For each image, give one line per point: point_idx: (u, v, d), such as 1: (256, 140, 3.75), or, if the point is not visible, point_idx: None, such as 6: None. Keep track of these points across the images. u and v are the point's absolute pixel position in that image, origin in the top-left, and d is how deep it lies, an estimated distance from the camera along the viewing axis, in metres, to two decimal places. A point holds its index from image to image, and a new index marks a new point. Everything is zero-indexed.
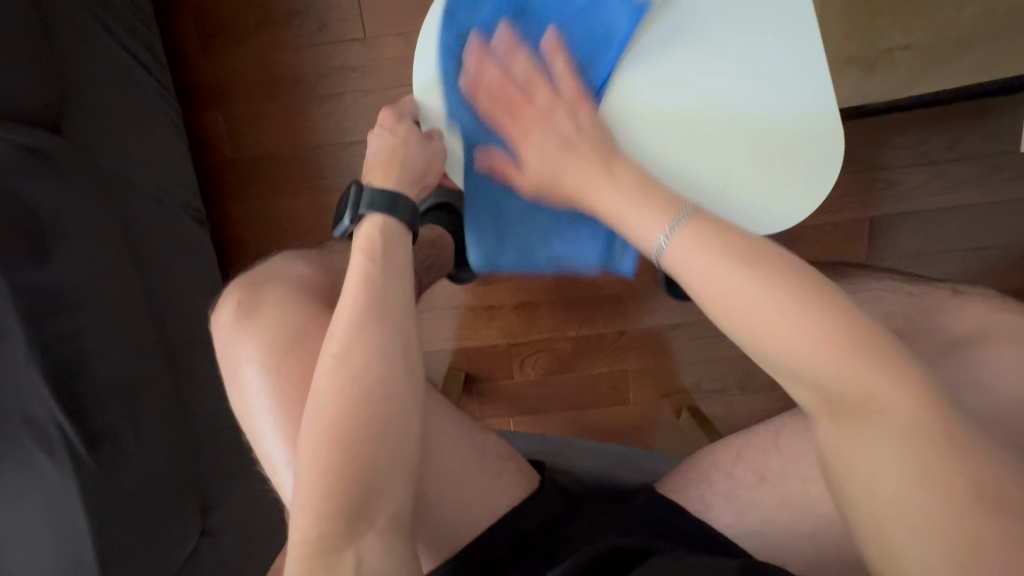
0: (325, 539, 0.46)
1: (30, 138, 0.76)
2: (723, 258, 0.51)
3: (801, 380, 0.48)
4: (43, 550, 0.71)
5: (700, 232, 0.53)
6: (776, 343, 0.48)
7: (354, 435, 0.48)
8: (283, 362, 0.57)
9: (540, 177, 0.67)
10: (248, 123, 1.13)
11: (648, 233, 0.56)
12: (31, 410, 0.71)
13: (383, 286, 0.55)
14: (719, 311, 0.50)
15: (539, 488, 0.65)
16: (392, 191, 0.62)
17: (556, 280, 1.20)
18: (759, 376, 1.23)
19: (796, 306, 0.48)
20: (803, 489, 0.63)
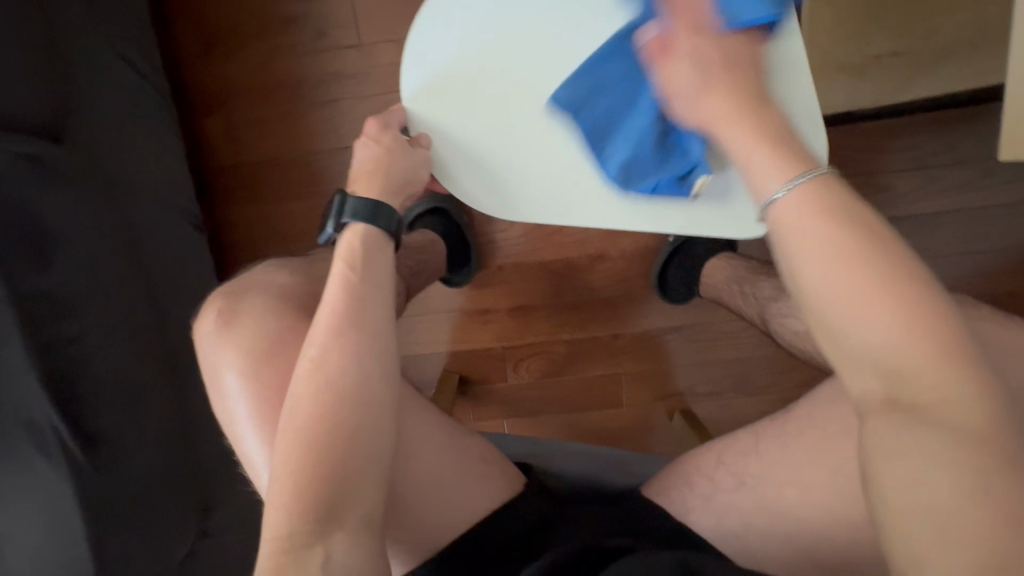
0: (294, 536, 0.46)
1: (32, 148, 0.77)
2: (831, 225, 0.46)
3: (874, 366, 0.44)
4: (40, 549, 0.72)
5: (816, 193, 0.48)
6: (860, 317, 0.44)
7: (326, 439, 0.49)
8: (263, 368, 0.58)
9: (674, 87, 0.60)
10: (245, 130, 1.15)
11: (766, 181, 0.52)
12: (32, 414, 0.72)
13: (362, 294, 0.56)
14: (820, 272, 0.46)
15: (521, 491, 0.66)
16: (376, 201, 0.61)
17: (549, 284, 1.21)
18: (752, 380, 1.24)
19: (913, 285, 0.43)
20: (780, 493, 0.64)
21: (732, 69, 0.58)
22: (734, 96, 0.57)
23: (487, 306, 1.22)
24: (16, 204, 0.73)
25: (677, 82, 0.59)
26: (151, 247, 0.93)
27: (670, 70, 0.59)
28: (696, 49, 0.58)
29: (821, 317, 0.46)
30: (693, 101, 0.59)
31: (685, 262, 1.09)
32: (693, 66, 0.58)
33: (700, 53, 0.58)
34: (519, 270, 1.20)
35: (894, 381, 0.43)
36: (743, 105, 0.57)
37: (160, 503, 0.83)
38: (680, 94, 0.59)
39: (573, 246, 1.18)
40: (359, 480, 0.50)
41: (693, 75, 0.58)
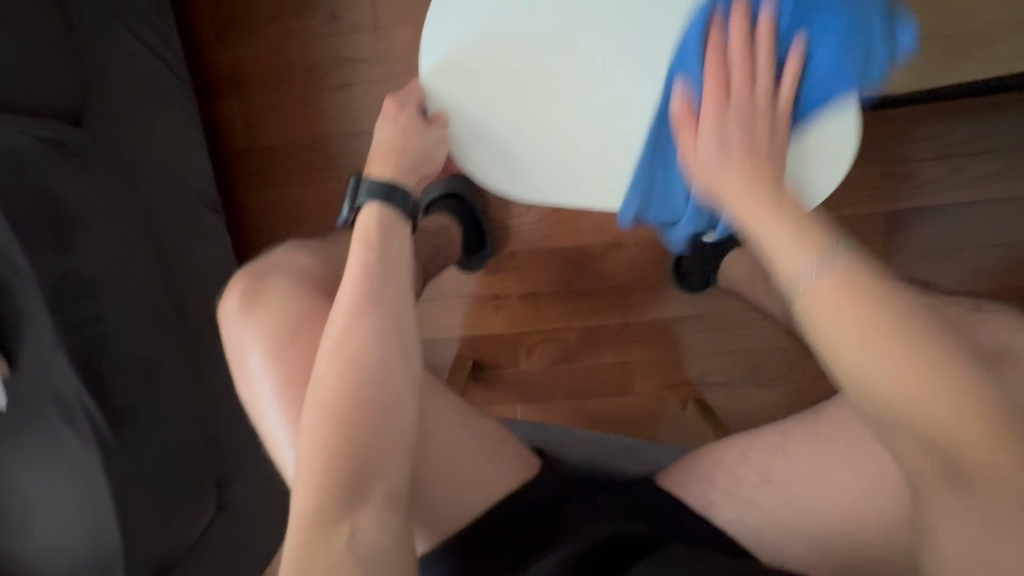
0: (323, 510, 0.47)
1: (58, 133, 0.79)
2: (861, 316, 0.44)
3: (928, 450, 0.44)
4: (71, 515, 0.77)
5: (849, 279, 0.46)
6: (907, 408, 0.43)
7: (351, 415, 0.50)
8: (286, 348, 0.60)
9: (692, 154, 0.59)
10: (261, 113, 1.15)
11: (795, 262, 0.49)
12: (60, 390, 0.76)
13: (382, 274, 0.57)
14: (855, 360, 0.45)
15: (539, 475, 0.67)
16: (390, 183, 0.64)
17: (562, 271, 1.20)
18: (764, 370, 1.23)
19: (950, 369, 0.42)
20: (806, 493, 0.65)
21: (752, 149, 0.57)
22: (749, 167, 0.57)
23: (499, 292, 1.22)
24: (39, 191, 0.76)
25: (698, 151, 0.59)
26: (175, 231, 0.94)
27: (694, 138, 0.59)
28: (724, 128, 0.58)
29: (858, 403, 0.46)
30: (711, 168, 0.58)
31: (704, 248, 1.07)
32: (716, 144, 0.58)
33: (725, 135, 0.58)
34: (532, 256, 1.20)
35: (948, 459, 0.43)
36: (759, 179, 0.56)
37: (181, 478, 0.85)
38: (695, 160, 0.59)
39: (587, 232, 1.18)
40: (382, 457, 0.51)
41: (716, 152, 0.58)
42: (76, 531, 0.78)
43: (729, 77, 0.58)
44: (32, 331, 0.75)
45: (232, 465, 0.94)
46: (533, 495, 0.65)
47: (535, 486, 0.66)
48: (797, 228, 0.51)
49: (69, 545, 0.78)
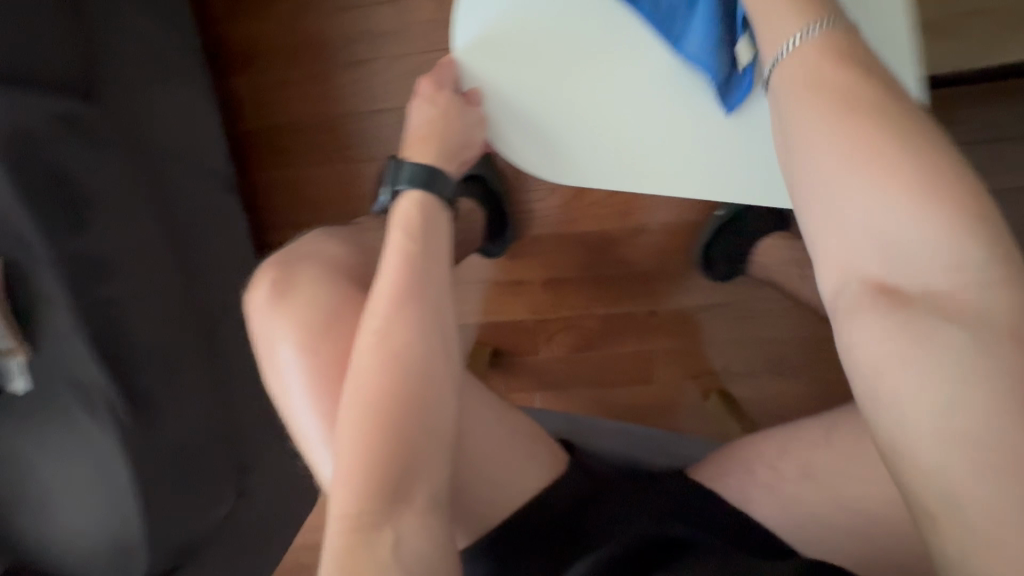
0: (366, 513, 0.46)
1: (65, 106, 0.75)
2: (835, 100, 0.47)
3: (873, 239, 0.44)
4: (91, 500, 0.77)
5: (835, 45, 0.49)
6: (857, 183, 0.45)
7: (391, 411, 0.49)
8: (317, 341, 0.58)
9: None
10: (276, 91, 1.12)
11: (776, 34, 0.51)
12: (79, 375, 0.74)
13: (422, 266, 0.57)
14: (815, 118, 0.48)
15: (566, 472, 0.65)
16: (430, 167, 0.66)
17: (584, 257, 1.17)
18: (791, 361, 1.19)
19: (915, 147, 0.44)
20: (862, 492, 0.61)
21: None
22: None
23: (520, 278, 1.19)
24: (55, 169, 0.73)
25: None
26: (191, 212, 0.91)
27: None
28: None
29: (806, 177, 0.48)
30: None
31: (740, 236, 1.02)
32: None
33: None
34: (555, 242, 1.16)
35: (890, 244, 0.44)
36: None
37: (202, 463, 0.83)
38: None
39: (612, 217, 1.14)
40: (423, 455, 0.49)
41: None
42: (96, 516, 0.77)
43: None
44: (50, 315, 0.74)
45: (254, 449, 0.93)
46: (565, 493, 0.64)
47: (563, 484, 0.64)
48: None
49: (91, 530, 0.77)
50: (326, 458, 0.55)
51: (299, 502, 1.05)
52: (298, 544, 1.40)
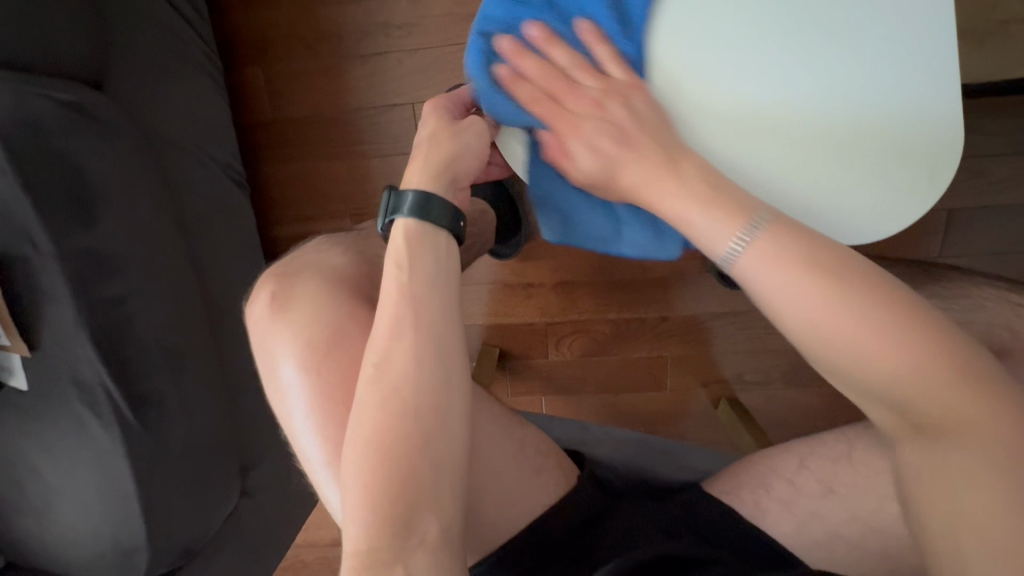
0: (377, 553, 0.45)
1: (73, 94, 0.72)
2: (804, 271, 0.44)
3: (888, 404, 0.43)
4: (94, 503, 0.75)
5: (778, 235, 0.46)
6: (855, 361, 0.43)
7: (398, 448, 0.47)
8: (320, 361, 0.55)
9: (591, 177, 0.58)
10: (286, 85, 1.09)
11: (715, 240, 0.48)
12: (81, 373, 0.72)
13: (421, 296, 0.52)
14: (792, 317, 0.45)
15: (575, 488, 0.64)
16: (429, 193, 0.56)
17: (597, 261, 1.15)
18: (806, 370, 1.17)
19: (885, 314, 0.42)
20: (878, 508, 0.59)
21: (625, 142, 0.55)
22: (654, 165, 0.53)
23: (531, 281, 1.17)
24: (61, 159, 0.70)
25: (590, 168, 0.58)
26: (200, 208, 0.89)
27: (572, 155, 0.58)
28: (589, 134, 0.57)
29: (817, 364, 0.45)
30: (610, 179, 0.56)
31: None
32: (591, 155, 0.57)
33: (596, 137, 0.56)
34: (566, 244, 1.14)
35: (903, 405, 0.43)
36: (669, 176, 0.52)
37: (208, 464, 0.82)
38: (594, 180, 0.58)
39: None
40: (432, 489, 0.47)
41: (598, 153, 0.56)
42: (98, 518, 0.75)
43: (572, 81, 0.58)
44: (52, 312, 0.71)
45: (257, 451, 0.92)
46: (571, 512, 0.62)
47: (571, 502, 0.62)
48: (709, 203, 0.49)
49: (90, 530, 0.76)
50: (329, 481, 0.54)
51: (304, 504, 1.05)
52: (299, 541, 1.40)
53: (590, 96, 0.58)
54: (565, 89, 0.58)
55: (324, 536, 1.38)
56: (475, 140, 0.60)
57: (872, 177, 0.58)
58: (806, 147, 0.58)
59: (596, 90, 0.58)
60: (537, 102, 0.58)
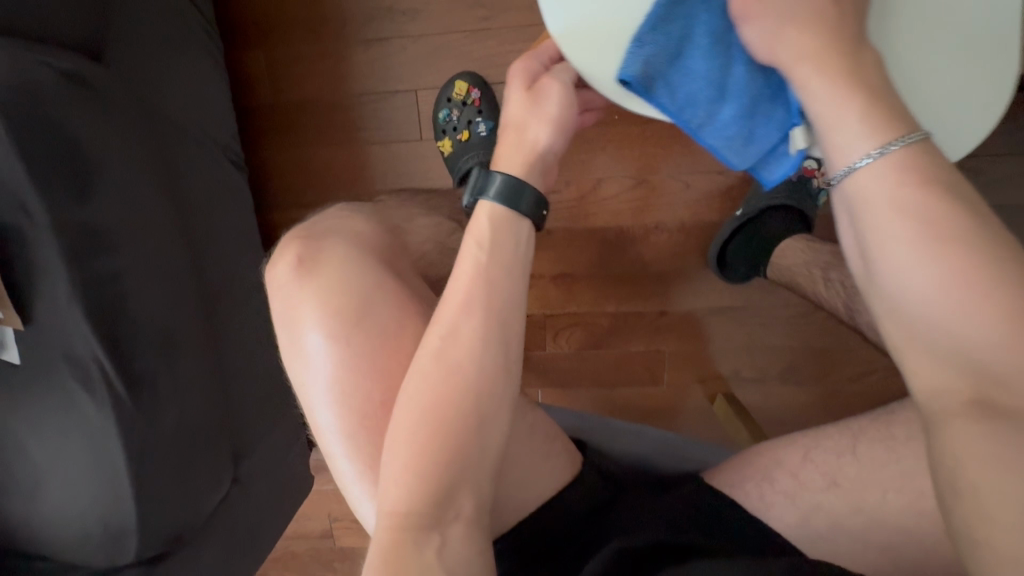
0: (414, 517, 0.46)
1: (69, 64, 0.71)
2: (927, 203, 0.40)
3: (957, 366, 0.38)
4: (85, 480, 0.74)
5: (923, 164, 0.41)
6: (944, 305, 0.38)
7: (451, 422, 0.48)
8: (351, 332, 0.55)
9: (751, 15, 0.49)
10: (289, 67, 1.08)
11: (850, 140, 0.43)
12: (73, 348, 0.71)
13: (495, 279, 0.52)
14: (898, 246, 0.40)
15: (579, 477, 0.63)
16: (519, 179, 0.54)
17: (599, 254, 1.14)
18: (802, 367, 1.17)
19: (1005, 274, 0.37)
20: (881, 500, 0.59)
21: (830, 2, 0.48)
22: (827, 33, 0.47)
23: (531, 271, 1.17)
24: (52, 129, 0.68)
25: (760, 7, 0.48)
26: (198, 187, 0.87)
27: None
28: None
29: (891, 299, 0.41)
30: (780, 25, 0.48)
31: (754, 233, 1.02)
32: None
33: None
34: (568, 235, 1.13)
35: (983, 382, 0.37)
36: (844, 43, 0.46)
37: (198, 447, 0.80)
38: (761, 18, 0.48)
39: (628, 214, 1.11)
40: (472, 466, 0.49)
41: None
42: (87, 496, 0.74)
43: None
44: (43, 285, 0.70)
45: (248, 437, 0.91)
46: (574, 502, 0.61)
47: (573, 493, 0.62)
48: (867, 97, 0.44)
49: (79, 510, 0.75)
50: (341, 448, 0.54)
51: (294, 491, 1.05)
52: (289, 533, 1.38)
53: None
54: None
55: (313, 528, 1.37)
56: (559, 114, 0.56)
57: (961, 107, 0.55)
58: (936, 49, 0.54)
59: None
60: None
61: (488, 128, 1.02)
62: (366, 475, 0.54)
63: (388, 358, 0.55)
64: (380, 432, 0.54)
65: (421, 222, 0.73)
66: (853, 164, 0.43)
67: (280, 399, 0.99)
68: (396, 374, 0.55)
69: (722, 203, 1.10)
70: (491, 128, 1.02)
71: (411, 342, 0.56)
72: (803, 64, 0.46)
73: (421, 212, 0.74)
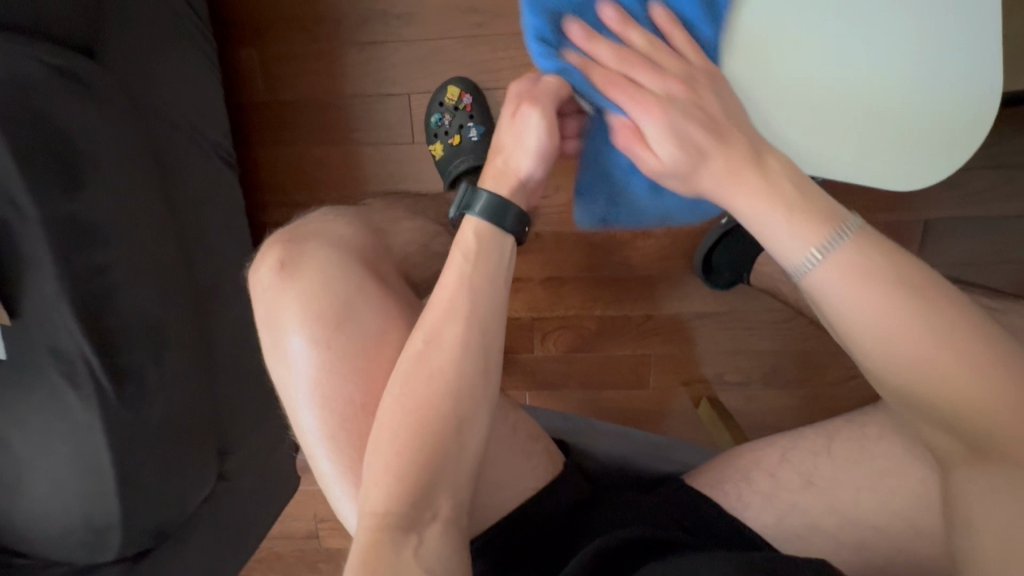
0: (394, 517, 0.47)
1: (64, 60, 0.71)
2: (875, 293, 0.44)
3: (943, 421, 0.45)
4: (68, 477, 0.73)
5: (858, 248, 0.45)
6: (922, 381, 0.44)
7: (431, 425, 0.49)
8: (331, 335, 0.56)
9: (656, 170, 0.51)
10: (283, 68, 1.09)
11: (789, 249, 0.46)
12: (60, 344, 0.71)
13: (482, 288, 0.53)
14: (866, 339, 0.45)
15: (561, 477, 0.64)
16: (495, 194, 0.55)
17: (587, 258, 1.16)
18: (784, 372, 1.20)
19: (956, 334, 0.43)
20: (854, 500, 0.60)
21: (712, 132, 0.50)
22: (731, 160, 0.49)
23: (520, 274, 1.18)
24: (45, 123, 0.68)
25: (662, 163, 0.50)
26: (188, 186, 0.87)
27: (646, 147, 0.51)
28: (672, 123, 0.49)
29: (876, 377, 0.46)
30: (687, 173, 0.50)
31: (739, 238, 1.03)
32: (672, 143, 0.49)
33: (674, 127, 0.49)
34: (556, 240, 1.15)
35: (965, 430, 0.44)
36: (747, 168, 0.48)
37: (184, 445, 0.80)
38: (667, 170, 0.50)
39: None
40: (452, 467, 0.50)
41: (674, 149, 0.49)
42: (70, 492, 0.74)
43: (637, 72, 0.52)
44: (30, 278, 0.69)
45: (234, 436, 0.91)
46: (555, 500, 0.62)
47: (556, 492, 0.63)
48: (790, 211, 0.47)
49: (62, 507, 0.74)
50: (325, 450, 0.55)
51: (280, 488, 1.06)
52: (272, 533, 1.38)
53: (670, 83, 0.52)
54: (640, 69, 0.52)
55: (298, 529, 1.36)
56: (537, 138, 0.55)
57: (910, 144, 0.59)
58: (882, 118, 0.60)
59: (676, 79, 0.52)
60: (604, 79, 0.53)
61: (479, 133, 1.03)
62: (346, 476, 0.54)
63: (365, 361, 0.55)
64: (357, 434, 0.54)
65: (405, 224, 0.72)
66: (804, 270, 0.46)
67: (267, 398, 0.99)
68: (374, 377, 0.55)
69: None
70: (481, 133, 1.04)
71: (391, 349, 0.56)
72: (728, 192, 0.49)
73: (408, 214, 0.75)
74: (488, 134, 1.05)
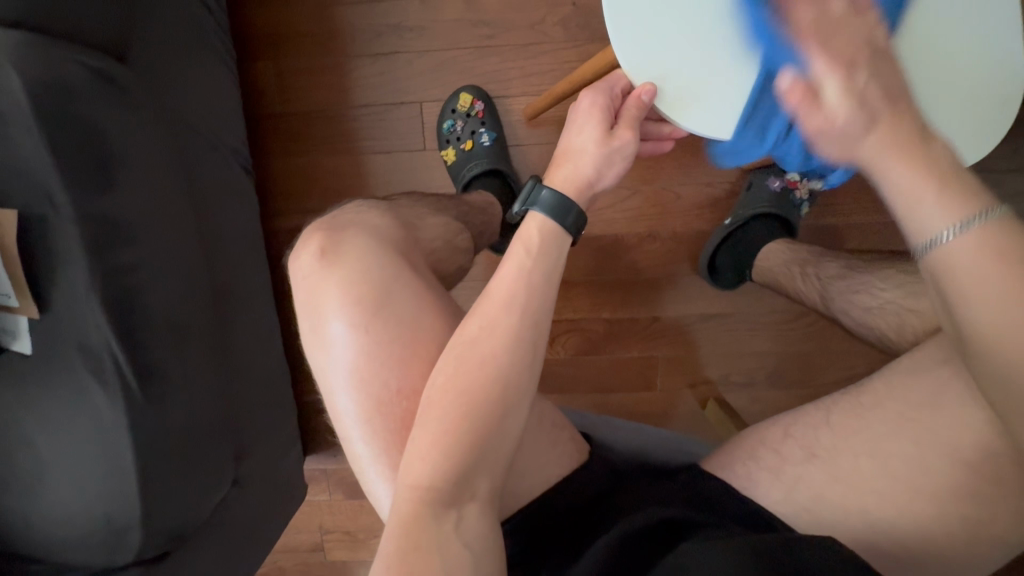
0: (438, 493, 0.49)
1: (102, 63, 0.73)
2: (1007, 276, 0.45)
3: None
4: (90, 479, 0.73)
5: (997, 235, 0.46)
6: None
7: (479, 409, 0.51)
8: (371, 320, 0.58)
9: (829, 131, 0.54)
10: (297, 79, 1.11)
11: (924, 217, 0.49)
12: (90, 340, 0.71)
13: (535, 283, 0.55)
14: (988, 320, 0.45)
15: (585, 463, 0.66)
16: (567, 199, 0.59)
17: (594, 262, 1.19)
18: (787, 371, 1.22)
19: None
20: (856, 466, 0.62)
21: (888, 103, 0.53)
22: (898, 132, 0.52)
23: None
24: (83, 124, 0.70)
25: (833, 122, 0.54)
26: (211, 189, 0.88)
27: (820, 111, 0.54)
28: (851, 88, 0.53)
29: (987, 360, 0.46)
30: (849, 136, 0.53)
31: (739, 241, 1.10)
32: (844, 100, 0.53)
33: (856, 90, 0.53)
34: None
35: None
36: (913, 143, 0.51)
37: (204, 445, 0.80)
38: (827, 130, 0.54)
39: (622, 223, 1.17)
40: (493, 450, 0.51)
41: (852, 109, 0.53)
42: (91, 493, 0.73)
43: (839, 39, 0.54)
44: (63, 274, 0.71)
45: (248, 438, 0.90)
46: (581, 485, 0.64)
47: (581, 476, 0.64)
48: (940, 186, 0.49)
49: (84, 505, 0.74)
50: (360, 434, 0.57)
51: (289, 495, 1.05)
52: (278, 547, 1.35)
53: (856, 49, 0.54)
54: (843, 37, 0.54)
55: (304, 541, 1.34)
56: (620, 164, 0.63)
57: (946, 131, 0.60)
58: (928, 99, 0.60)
59: (863, 48, 0.54)
60: (805, 41, 0.55)
61: (491, 139, 1.08)
62: (381, 457, 0.56)
63: (402, 347, 0.57)
64: (393, 418, 0.56)
65: (431, 220, 0.75)
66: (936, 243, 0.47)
67: (278, 402, 1.00)
68: (414, 365, 0.57)
69: (710, 214, 1.16)
70: (493, 138, 1.09)
71: (429, 337, 0.58)
72: (882, 152, 0.52)
73: (432, 211, 0.78)
74: (498, 141, 1.10)
